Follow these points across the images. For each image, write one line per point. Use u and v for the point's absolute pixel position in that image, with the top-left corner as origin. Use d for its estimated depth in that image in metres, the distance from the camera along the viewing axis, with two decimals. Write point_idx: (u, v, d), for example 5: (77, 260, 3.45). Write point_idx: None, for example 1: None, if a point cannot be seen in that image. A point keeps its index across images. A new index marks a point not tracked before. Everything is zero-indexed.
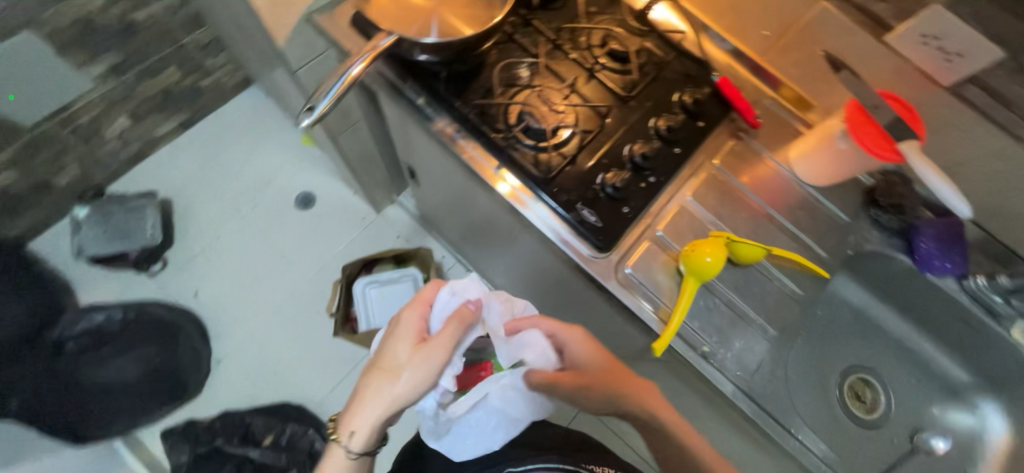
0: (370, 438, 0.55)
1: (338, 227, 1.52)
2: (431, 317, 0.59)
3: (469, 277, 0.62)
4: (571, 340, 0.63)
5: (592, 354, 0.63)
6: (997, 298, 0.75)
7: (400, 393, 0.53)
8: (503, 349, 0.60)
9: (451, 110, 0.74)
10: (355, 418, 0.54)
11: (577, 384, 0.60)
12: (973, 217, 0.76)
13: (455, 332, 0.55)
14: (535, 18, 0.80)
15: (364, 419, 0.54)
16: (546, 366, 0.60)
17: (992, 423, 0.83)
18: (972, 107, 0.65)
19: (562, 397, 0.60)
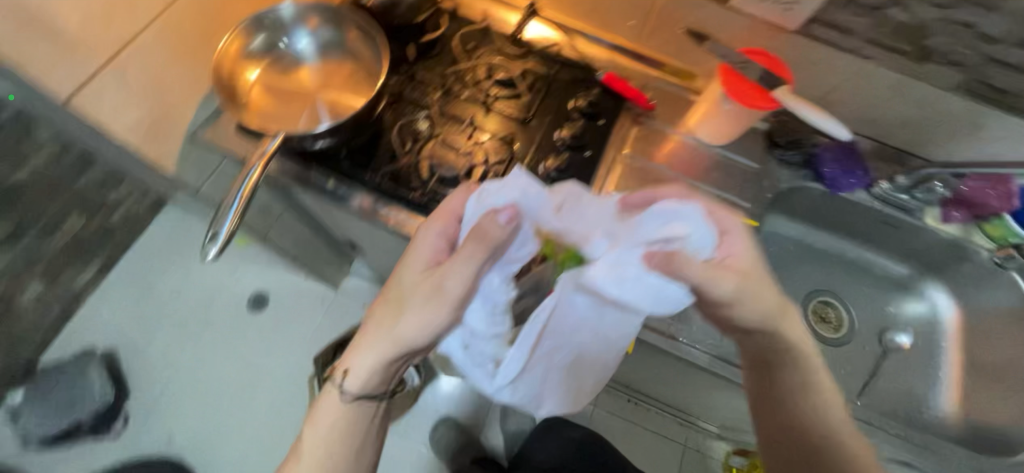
0: (358, 384, 0.58)
1: (300, 316, 1.47)
2: (457, 230, 0.60)
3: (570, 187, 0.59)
4: (733, 228, 0.56)
5: (743, 244, 0.56)
6: (903, 196, 0.82)
7: (403, 339, 0.55)
8: (601, 242, 0.57)
9: (363, 184, 0.73)
10: (353, 364, 0.58)
11: (736, 275, 0.54)
12: (860, 131, 0.83)
13: (473, 251, 0.52)
14: (418, 70, 0.80)
15: (358, 363, 0.57)
16: (698, 254, 0.54)
17: (942, 304, 0.89)
18: (822, 42, 0.71)
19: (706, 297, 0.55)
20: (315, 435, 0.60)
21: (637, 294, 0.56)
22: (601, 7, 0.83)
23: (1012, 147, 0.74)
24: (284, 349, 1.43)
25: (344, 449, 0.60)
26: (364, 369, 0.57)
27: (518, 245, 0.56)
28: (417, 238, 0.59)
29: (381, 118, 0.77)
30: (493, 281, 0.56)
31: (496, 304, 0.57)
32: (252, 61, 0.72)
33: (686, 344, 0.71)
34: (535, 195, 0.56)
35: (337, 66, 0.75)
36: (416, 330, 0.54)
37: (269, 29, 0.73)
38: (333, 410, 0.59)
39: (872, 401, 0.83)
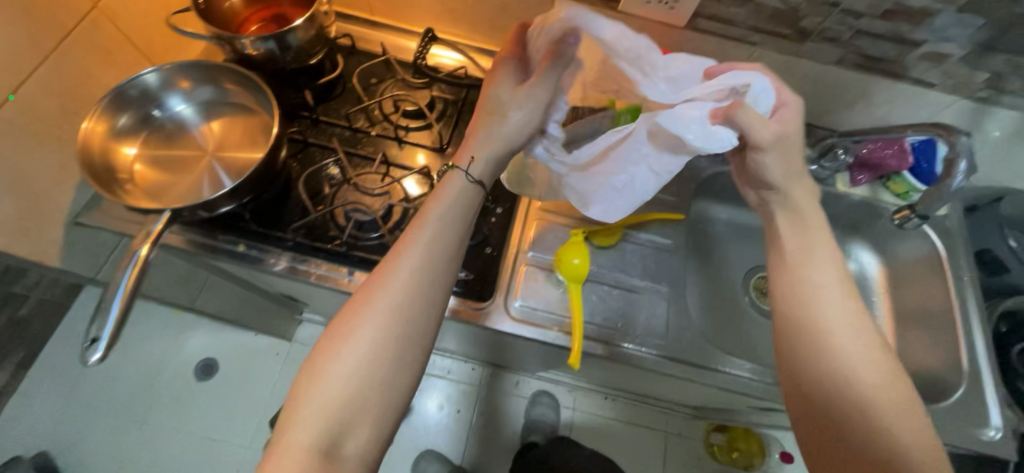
0: (467, 192, 0.57)
1: (255, 377, 1.39)
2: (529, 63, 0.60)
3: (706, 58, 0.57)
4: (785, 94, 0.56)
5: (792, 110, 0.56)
6: (814, 167, 0.85)
7: (509, 135, 0.57)
8: (664, 93, 0.55)
9: (277, 243, 0.69)
10: (409, 242, 0.54)
11: (777, 127, 0.55)
12: None
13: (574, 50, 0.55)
14: (321, 115, 0.78)
15: (437, 220, 0.55)
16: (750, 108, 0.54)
17: (867, 262, 0.93)
18: (710, 34, 0.73)
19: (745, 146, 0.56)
20: (366, 323, 0.50)
21: (692, 137, 0.53)
22: (500, 24, 0.83)
23: (897, 108, 0.79)
24: (244, 413, 1.35)
25: (398, 325, 0.50)
26: (432, 230, 0.54)
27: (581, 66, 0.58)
28: (507, 46, 0.60)
29: (289, 170, 0.74)
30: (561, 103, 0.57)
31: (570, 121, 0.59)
32: (125, 139, 0.66)
33: (632, 348, 0.71)
34: (596, 17, 0.51)
35: (227, 122, 0.70)
36: (512, 127, 0.57)
37: (136, 102, 0.66)
38: (402, 276, 0.52)
39: None
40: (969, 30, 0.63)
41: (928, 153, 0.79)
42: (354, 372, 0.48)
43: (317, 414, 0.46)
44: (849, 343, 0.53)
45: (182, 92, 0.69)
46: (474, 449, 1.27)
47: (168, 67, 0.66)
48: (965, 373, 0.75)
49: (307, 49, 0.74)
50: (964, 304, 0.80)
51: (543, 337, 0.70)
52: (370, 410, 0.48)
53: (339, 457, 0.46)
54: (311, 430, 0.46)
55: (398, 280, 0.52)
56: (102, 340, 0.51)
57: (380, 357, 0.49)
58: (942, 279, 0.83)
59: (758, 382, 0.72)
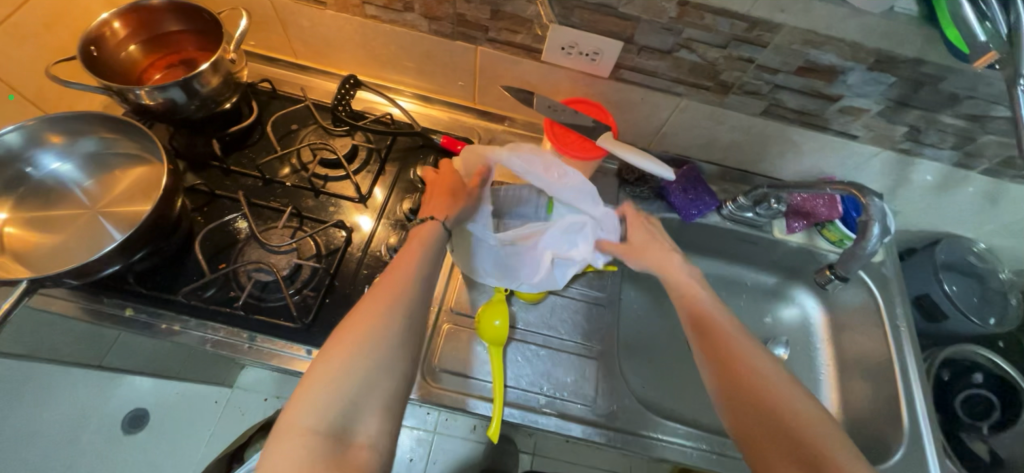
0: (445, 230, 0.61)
1: (190, 429, 1.29)
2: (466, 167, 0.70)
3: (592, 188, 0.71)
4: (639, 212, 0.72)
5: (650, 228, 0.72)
6: (750, 213, 0.83)
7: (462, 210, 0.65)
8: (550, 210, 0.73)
9: (169, 306, 0.63)
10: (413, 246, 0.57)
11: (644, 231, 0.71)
12: (700, 157, 0.85)
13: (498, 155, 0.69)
14: (233, 164, 0.74)
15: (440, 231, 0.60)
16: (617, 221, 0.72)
17: (811, 307, 0.92)
18: (634, 85, 0.72)
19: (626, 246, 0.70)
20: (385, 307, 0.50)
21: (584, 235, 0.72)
22: (427, 70, 0.80)
23: (825, 157, 0.79)
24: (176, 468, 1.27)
25: (413, 310, 0.51)
26: (432, 239, 0.59)
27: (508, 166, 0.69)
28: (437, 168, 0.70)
29: (191, 224, 0.69)
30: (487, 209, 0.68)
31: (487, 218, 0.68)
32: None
33: (558, 416, 0.66)
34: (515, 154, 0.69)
35: (113, 176, 0.66)
36: (469, 197, 0.66)
37: (1, 162, 0.61)
38: (413, 270, 0.54)
39: None
40: (880, 87, 0.64)
41: (855, 203, 0.80)
42: (365, 352, 0.46)
43: (327, 401, 0.43)
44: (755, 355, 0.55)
45: (58, 148, 0.64)
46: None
47: (30, 125, 0.60)
48: (905, 430, 0.72)
49: (215, 96, 0.70)
50: (903, 354, 0.78)
51: (460, 407, 0.65)
52: (383, 396, 0.46)
53: (352, 442, 0.42)
54: (322, 419, 0.42)
55: (410, 274, 0.53)
56: None
57: (400, 340, 0.48)
58: (880, 328, 0.81)
59: (691, 448, 0.68)
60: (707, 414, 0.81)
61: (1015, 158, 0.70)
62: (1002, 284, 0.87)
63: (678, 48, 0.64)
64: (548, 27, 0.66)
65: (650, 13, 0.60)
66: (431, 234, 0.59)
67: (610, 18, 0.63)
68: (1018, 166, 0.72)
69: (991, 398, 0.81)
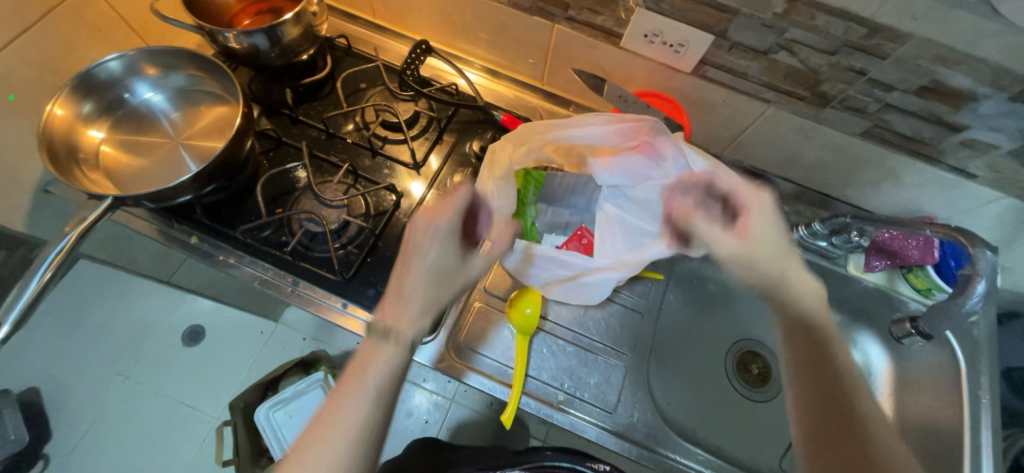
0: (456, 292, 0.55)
1: (237, 352, 1.32)
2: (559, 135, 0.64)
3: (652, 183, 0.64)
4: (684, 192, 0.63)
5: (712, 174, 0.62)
6: (822, 243, 0.75)
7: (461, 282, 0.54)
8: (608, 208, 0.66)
9: (228, 240, 0.67)
10: (397, 308, 0.51)
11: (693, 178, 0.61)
12: (778, 173, 0.78)
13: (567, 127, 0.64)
14: (301, 114, 0.76)
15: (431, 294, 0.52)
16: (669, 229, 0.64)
17: None
18: (718, 85, 0.67)
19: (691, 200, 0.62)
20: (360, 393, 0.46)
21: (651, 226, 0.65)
22: (500, 44, 0.78)
23: (928, 193, 0.69)
24: (218, 389, 1.29)
25: (387, 395, 0.47)
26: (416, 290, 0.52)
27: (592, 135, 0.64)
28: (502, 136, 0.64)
29: (257, 166, 0.72)
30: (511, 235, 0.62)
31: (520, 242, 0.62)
32: (93, 122, 0.67)
33: (574, 415, 0.64)
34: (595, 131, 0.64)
35: (196, 111, 0.71)
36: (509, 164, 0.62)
37: (102, 87, 0.66)
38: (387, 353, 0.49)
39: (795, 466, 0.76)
40: (1021, 122, 0.54)
41: (956, 251, 0.69)
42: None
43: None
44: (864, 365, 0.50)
45: (152, 79, 0.69)
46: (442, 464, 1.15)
47: (133, 53, 0.65)
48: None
49: (295, 46, 0.72)
50: (977, 429, 0.69)
51: (478, 386, 0.65)
52: None
53: None
54: None
55: (384, 363, 0.48)
56: (7, 321, 0.53)
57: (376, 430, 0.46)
58: (955, 395, 0.72)
59: None
60: (731, 442, 0.77)
61: None
62: None
63: (776, 49, 0.58)
64: (633, 11, 0.61)
65: (752, 7, 0.54)
66: (432, 297, 0.53)
67: (704, 8, 0.57)
68: None
69: None
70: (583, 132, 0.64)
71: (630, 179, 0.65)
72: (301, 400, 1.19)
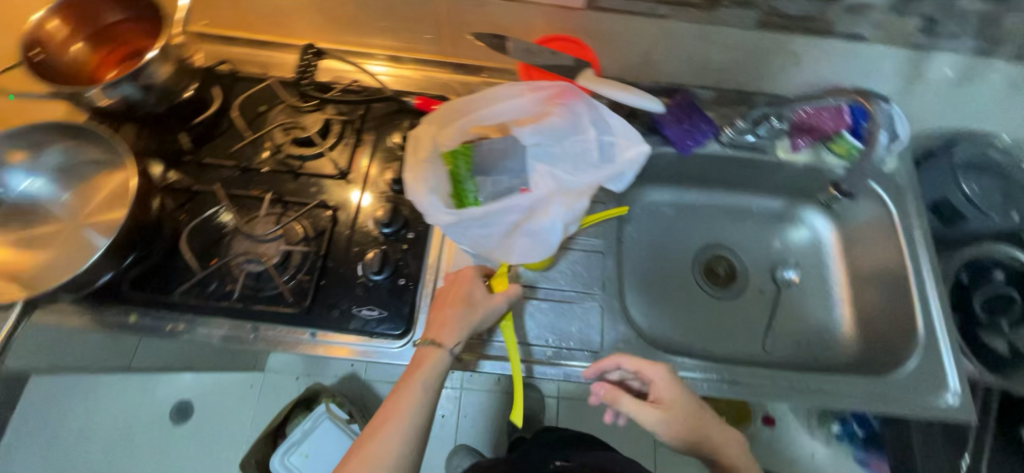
0: (490, 323, 0.65)
1: (235, 409, 1.35)
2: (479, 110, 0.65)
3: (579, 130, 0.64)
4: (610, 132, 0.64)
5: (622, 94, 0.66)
6: (750, 138, 0.79)
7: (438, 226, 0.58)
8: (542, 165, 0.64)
9: (171, 307, 0.63)
10: (446, 326, 0.61)
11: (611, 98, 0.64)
12: (694, 82, 0.79)
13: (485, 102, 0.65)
14: (206, 156, 0.71)
15: (471, 315, 0.62)
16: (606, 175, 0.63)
17: (821, 227, 0.89)
18: (614, 12, 0.67)
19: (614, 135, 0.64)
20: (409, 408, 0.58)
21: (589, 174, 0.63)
22: (391, 27, 0.75)
23: (829, 64, 0.73)
24: (227, 449, 1.33)
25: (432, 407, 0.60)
26: (456, 321, 0.61)
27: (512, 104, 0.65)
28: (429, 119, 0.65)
29: (176, 223, 0.67)
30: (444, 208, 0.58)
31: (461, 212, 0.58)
32: None
33: (565, 366, 0.66)
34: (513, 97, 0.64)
35: (89, 185, 0.65)
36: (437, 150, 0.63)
37: None
38: (439, 363, 0.60)
39: (776, 345, 0.82)
40: None
41: (863, 112, 0.73)
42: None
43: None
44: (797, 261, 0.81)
45: (25, 165, 0.63)
46: (470, 445, 1.21)
47: None
48: (919, 338, 0.71)
49: (171, 85, 0.66)
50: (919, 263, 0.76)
51: (472, 368, 0.65)
52: None
53: None
54: None
55: (436, 370, 0.59)
56: None
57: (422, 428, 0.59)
58: (893, 238, 0.79)
59: (706, 381, 0.68)
60: (716, 343, 0.82)
61: None
62: None
63: None
64: None
65: None
66: (471, 322, 0.62)
67: None
68: None
69: (1014, 294, 0.79)
70: (502, 102, 0.65)
71: (549, 137, 0.65)
72: (312, 439, 1.21)
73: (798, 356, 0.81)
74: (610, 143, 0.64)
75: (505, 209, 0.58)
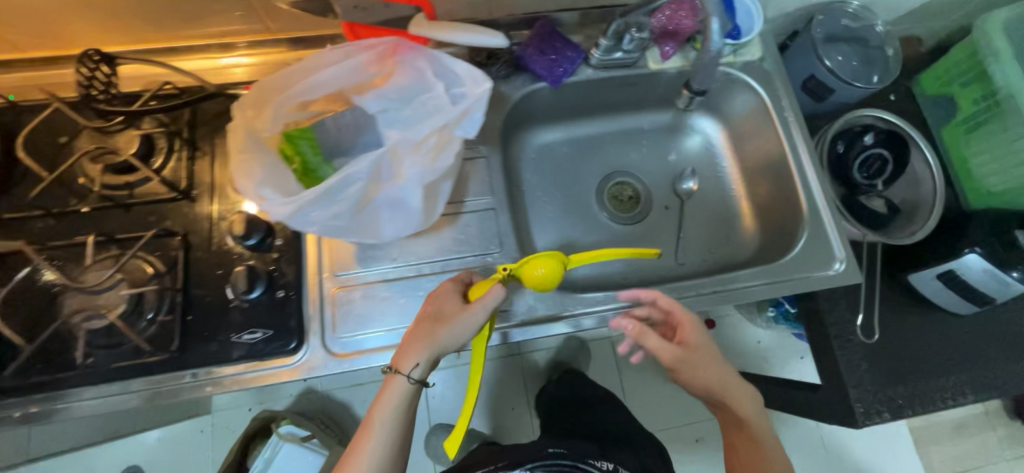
0: (469, 334, 0.60)
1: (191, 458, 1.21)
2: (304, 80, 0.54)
3: (422, 85, 0.58)
4: (454, 77, 0.58)
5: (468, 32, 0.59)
6: (619, 55, 0.75)
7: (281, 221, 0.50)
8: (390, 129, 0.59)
9: (14, 391, 0.55)
10: (410, 348, 0.59)
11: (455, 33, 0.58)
12: (550, 6, 0.74)
13: (307, 67, 0.54)
14: (6, 211, 0.60)
15: (435, 334, 0.58)
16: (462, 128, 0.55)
17: (710, 129, 0.89)
18: None
19: (458, 82, 0.58)
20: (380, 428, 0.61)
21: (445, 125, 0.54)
22: (192, 11, 0.64)
23: None
24: None
25: (404, 425, 0.62)
26: (427, 341, 0.58)
27: (339, 66, 0.55)
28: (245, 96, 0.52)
29: None
30: (278, 198, 0.49)
31: (297, 199, 0.49)
32: None
33: None
34: (337, 59, 0.55)
35: None
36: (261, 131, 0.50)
37: None
38: (401, 390, 0.60)
39: (688, 255, 0.84)
40: None
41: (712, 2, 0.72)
42: None
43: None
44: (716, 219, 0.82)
45: None
46: (444, 422, 1.22)
47: None
48: (806, 218, 0.74)
49: None
50: (796, 147, 0.78)
51: (382, 361, 0.62)
52: None
53: None
54: None
55: (395, 396, 0.60)
56: None
57: (394, 446, 0.62)
58: (771, 127, 0.80)
59: (620, 309, 0.69)
60: (634, 266, 0.83)
61: None
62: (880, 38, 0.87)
63: None
64: None
65: None
66: (435, 344, 0.58)
67: None
68: None
69: (884, 153, 0.84)
70: (325, 66, 0.54)
71: (395, 101, 0.59)
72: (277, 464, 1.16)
73: (706, 261, 0.84)
74: (459, 89, 0.57)
75: (345, 179, 0.49)
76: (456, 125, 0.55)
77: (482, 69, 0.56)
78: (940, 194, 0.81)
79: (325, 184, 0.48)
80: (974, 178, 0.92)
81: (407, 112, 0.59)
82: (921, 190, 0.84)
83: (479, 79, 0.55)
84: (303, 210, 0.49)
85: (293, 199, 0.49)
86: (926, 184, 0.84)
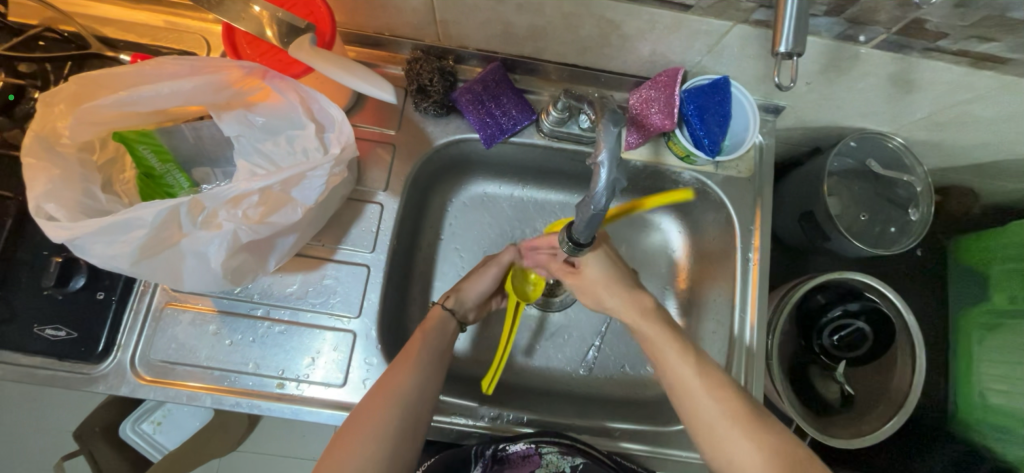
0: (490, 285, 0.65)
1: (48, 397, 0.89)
2: (135, 89, 0.46)
3: (287, 120, 0.49)
4: (329, 121, 0.49)
5: (356, 70, 0.48)
6: (573, 128, 0.64)
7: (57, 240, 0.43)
8: (246, 155, 0.50)
9: None
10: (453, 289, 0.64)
11: (340, 69, 0.48)
12: (511, 49, 0.61)
13: (149, 74, 0.47)
14: None
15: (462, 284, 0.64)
16: (306, 195, 0.48)
17: (671, 233, 0.76)
18: None
19: (330, 129, 0.49)
20: (418, 353, 0.55)
21: (284, 183, 0.46)
22: None
23: (665, 39, 0.54)
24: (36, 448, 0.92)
25: (438, 372, 0.56)
26: (476, 279, 0.64)
27: (179, 82, 0.47)
28: (69, 95, 0.45)
29: None
30: (67, 224, 0.42)
31: (89, 232, 0.42)
32: None
33: (294, 399, 0.56)
34: (183, 73, 0.47)
35: None
36: (76, 143, 0.46)
37: None
38: (441, 317, 0.61)
39: (599, 370, 0.72)
40: None
41: (692, 103, 0.58)
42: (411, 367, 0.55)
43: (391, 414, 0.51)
44: (684, 350, 0.54)
45: None
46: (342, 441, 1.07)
47: None
48: None
49: None
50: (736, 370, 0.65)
51: (186, 400, 0.56)
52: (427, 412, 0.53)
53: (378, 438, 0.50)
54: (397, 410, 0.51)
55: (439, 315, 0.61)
56: None
57: (440, 358, 0.57)
58: (730, 261, 0.67)
59: (473, 429, 0.60)
60: (537, 360, 0.71)
61: (928, 18, 0.45)
62: (914, 193, 0.69)
63: None
64: None
65: None
66: (465, 287, 0.64)
67: None
68: (928, 33, 0.47)
69: (867, 329, 0.70)
70: (169, 77, 0.47)
71: (256, 130, 0.50)
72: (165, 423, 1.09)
73: (615, 382, 0.71)
74: (324, 139, 0.48)
75: (133, 219, 0.42)
76: (298, 187, 0.47)
77: (351, 130, 0.48)
78: (913, 401, 0.66)
79: (110, 219, 0.42)
80: (976, 382, 0.74)
81: (263, 146, 0.50)
82: (891, 382, 0.69)
83: (343, 139, 0.48)
84: (89, 238, 0.42)
85: (76, 226, 0.42)
86: (898, 378, 0.69)
